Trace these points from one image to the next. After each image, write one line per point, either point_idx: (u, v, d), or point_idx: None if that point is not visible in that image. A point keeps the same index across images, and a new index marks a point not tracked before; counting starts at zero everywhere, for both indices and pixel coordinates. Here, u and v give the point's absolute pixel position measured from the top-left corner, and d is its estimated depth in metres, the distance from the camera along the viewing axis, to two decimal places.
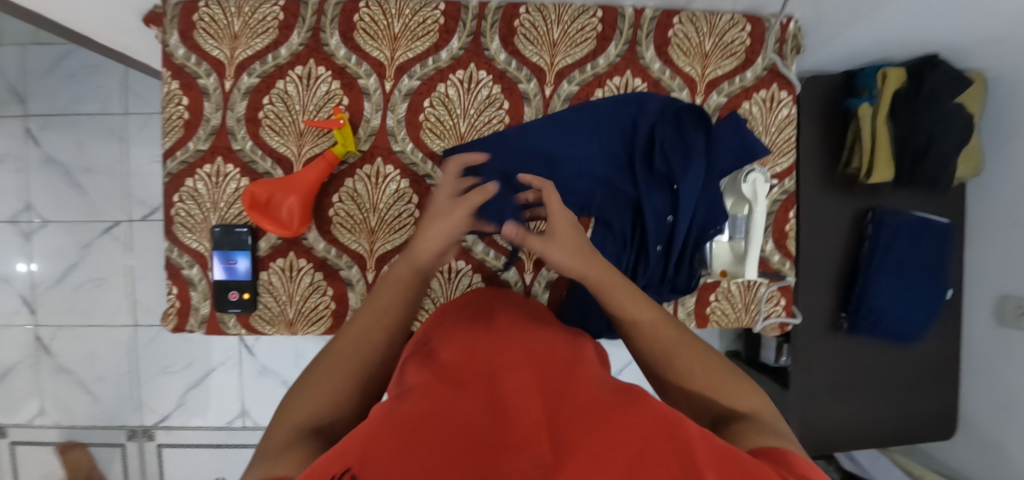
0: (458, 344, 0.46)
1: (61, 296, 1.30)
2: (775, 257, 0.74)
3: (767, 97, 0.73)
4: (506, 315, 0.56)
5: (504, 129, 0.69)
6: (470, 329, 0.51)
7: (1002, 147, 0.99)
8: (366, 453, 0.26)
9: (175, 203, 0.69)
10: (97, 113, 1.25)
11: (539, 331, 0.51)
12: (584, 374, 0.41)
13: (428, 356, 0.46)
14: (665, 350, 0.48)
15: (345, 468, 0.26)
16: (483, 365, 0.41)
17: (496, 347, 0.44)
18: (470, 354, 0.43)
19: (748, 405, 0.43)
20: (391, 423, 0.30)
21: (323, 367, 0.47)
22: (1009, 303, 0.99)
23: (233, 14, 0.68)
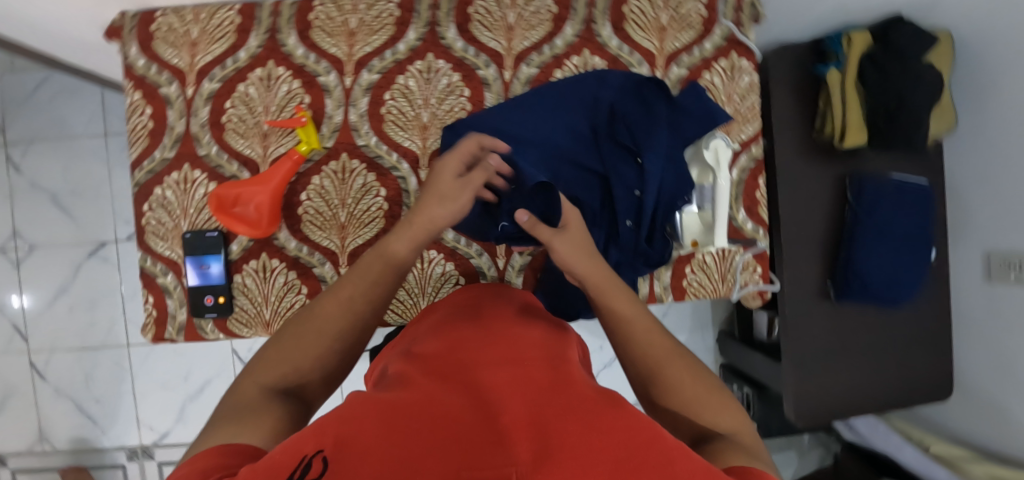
0: (447, 344, 0.46)
1: (54, 321, 1.30)
2: (748, 225, 0.74)
3: (728, 66, 0.73)
4: (496, 313, 0.55)
5: (476, 116, 0.68)
6: (456, 328, 0.50)
7: (974, 104, 0.99)
8: (343, 437, 0.26)
9: (145, 212, 0.69)
10: (78, 137, 1.26)
11: (525, 328, 0.51)
12: (567, 372, 0.41)
13: (412, 354, 0.46)
14: (654, 361, 0.47)
15: (320, 450, 0.26)
16: (466, 364, 0.40)
17: (485, 348, 0.44)
18: (458, 354, 0.43)
19: (729, 425, 0.40)
20: (370, 411, 0.30)
21: (303, 324, 0.47)
22: (994, 259, 0.98)
23: (190, 22, 0.69)
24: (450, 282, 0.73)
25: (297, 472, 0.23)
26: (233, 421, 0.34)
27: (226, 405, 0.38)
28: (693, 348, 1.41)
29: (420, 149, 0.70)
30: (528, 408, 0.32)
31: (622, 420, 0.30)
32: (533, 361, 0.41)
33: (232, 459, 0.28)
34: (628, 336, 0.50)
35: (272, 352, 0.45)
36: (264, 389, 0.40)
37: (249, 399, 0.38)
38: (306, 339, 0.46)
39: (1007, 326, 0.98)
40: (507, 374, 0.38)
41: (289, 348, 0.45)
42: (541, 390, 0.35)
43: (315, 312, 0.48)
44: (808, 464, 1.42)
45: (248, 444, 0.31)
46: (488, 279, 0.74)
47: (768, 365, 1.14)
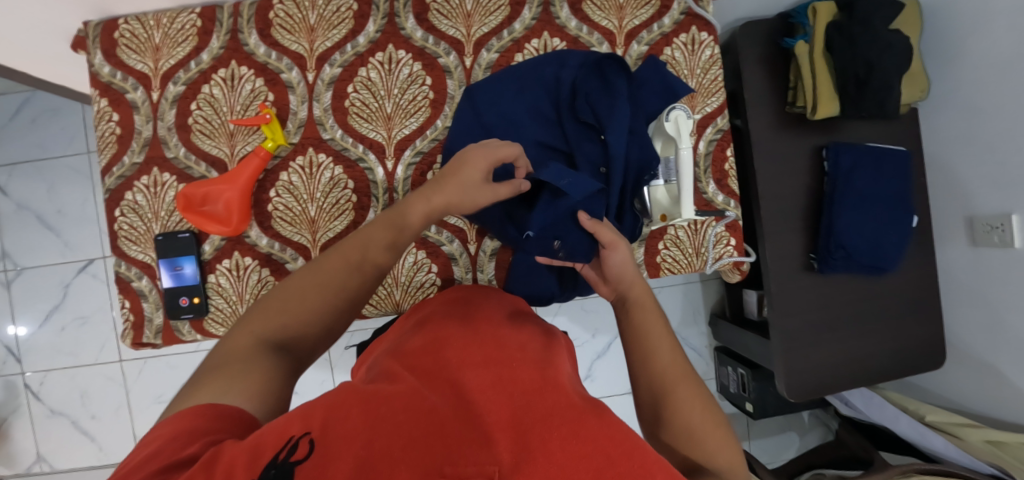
0: (433, 342, 0.44)
1: (46, 341, 1.31)
2: (719, 198, 0.75)
3: (688, 40, 0.73)
4: (485, 310, 0.53)
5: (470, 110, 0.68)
6: (443, 321, 0.50)
7: (944, 68, 0.99)
8: (328, 426, 0.27)
9: (117, 217, 0.70)
10: (61, 156, 1.27)
11: (511, 322, 0.51)
12: (553, 368, 0.40)
13: (400, 349, 0.46)
14: (664, 380, 0.47)
15: (304, 438, 0.26)
16: (453, 356, 0.41)
17: (471, 344, 0.42)
18: (445, 352, 0.41)
19: (723, 462, 0.42)
20: (355, 401, 0.31)
21: (306, 281, 0.47)
22: (975, 222, 0.98)
23: (153, 28, 0.70)
24: (423, 270, 0.73)
25: (281, 456, 0.25)
26: (219, 382, 0.35)
27: (219, 356, 0.40)
28: (686, 332, 1.41)
29: (386, 139, 0.71)
30: (512, 406, 0.31)
31: (606, 426, 0.30)
32: (519, 354, 0.41)
33: (214, 420, 0.30)
34: (645, 349, 0.50)
35: (272, 300, 0.46)
36: (257, 345, 0.41)
37: (241, 351, 0.40)
38: (303, 293, 0.46)
39: (994, 289, 0.97)
40: (493, 366, 0.38)
41: (290, 304, 0.45)
42: (527, 385, 0.35)
43: (322, 267, 0.48)
44: (809, 443, 1.42)
45: (235, 406, 0.33)
46: (460, 266, 0.74)
47: (759, 343, 1.13)
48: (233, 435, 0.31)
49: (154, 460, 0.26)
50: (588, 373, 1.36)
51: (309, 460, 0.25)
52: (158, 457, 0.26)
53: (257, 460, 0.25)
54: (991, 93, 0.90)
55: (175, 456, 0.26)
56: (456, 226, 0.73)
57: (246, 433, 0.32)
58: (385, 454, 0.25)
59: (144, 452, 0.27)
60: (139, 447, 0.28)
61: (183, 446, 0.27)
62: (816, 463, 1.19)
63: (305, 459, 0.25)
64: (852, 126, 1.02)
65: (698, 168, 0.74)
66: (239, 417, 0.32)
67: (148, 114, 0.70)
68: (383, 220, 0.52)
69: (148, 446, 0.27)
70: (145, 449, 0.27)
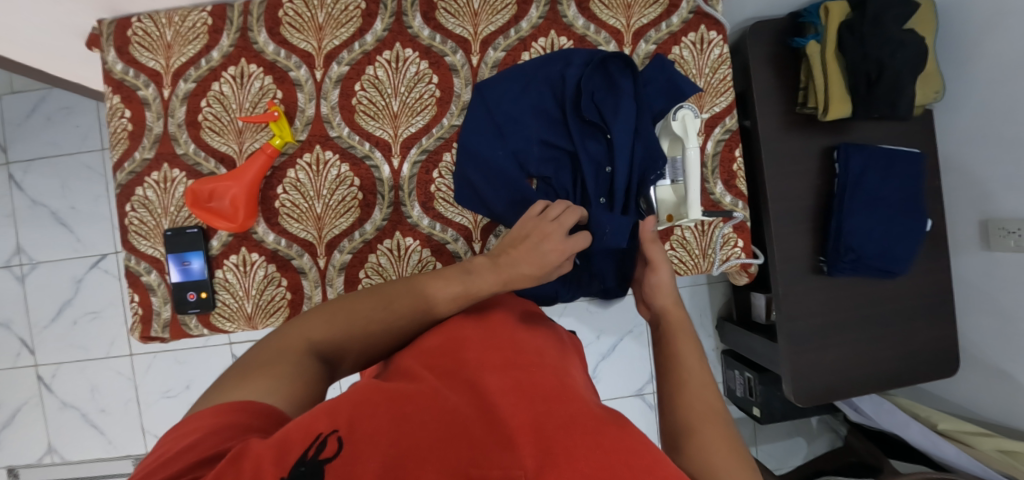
0: (452, 345, 0.45)
1: (59, 334, 1.33)
2: (726, 199, 0.74)
3: (697, 39, 0.73)
4: (503, 313, 0.53)
5: (478, 111, 0.68)
6: (458, 321, 0.50)
7: (960, 69, 0.97)
8: (354, 424, 0.28)
9: (127, 212, 0.71)
10: (75, 152, 1.30)
11: (528, 327, 0.51)
12: (571, 380, 0.41)
13: (416, 350, 0.47)
14: (688, 417, 0.44)
15: (334, 431, 0.27)
16: (472, 361, 0.41)
17: (493, 351, 0.43)
18: (466, 358, 0.42)
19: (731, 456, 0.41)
20: (379, 400, 0.32)
21: (366, 306, 0.51)
22: (991, 226, 0.96)
23: (165, 26, 0.71)
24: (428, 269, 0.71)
25: (310, 452, 0.25)
26: (258, 375, 0.38)
27: (272, 349, 0.43)
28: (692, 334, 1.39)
29: (392, 137, 0.71)
30: (533, 415, 0.31)
31: (629, 440, 0.29)
32: (537, 363, 0.41)
33: (257, 417, 0.33)
34: (676, 387, 0.48)
35: (332, 312, 0.50)
36: (305, 347, 0.45)
37: (292, 351, 0.43)
38: (363, 318, 0.50)
39: (1010, 295, 0.95)
40: (513, 373, 0.38)
41: (350, 321, 0.50)
42: (547, 394, 0.35)
43: (390, 303, 0.52)
44: (817, 450, 1.39)
45: (269, 404, 0.35)
46: None
47: (767, 346, 1.11)
48: (264, 429, 0.32)
49: (191, 453, 0.27)
50: (593, 375, 1.36)
51: (338, 458, 0.25)
52: (196, 449, 0.27)
53: (287, 454, 0.25)
54: (1008, 95, 0.88)
55: (213, 449, 0.27)
56: (461, 224, 0.71)
57: (277, 427, 0.33)
58: (410, 455, 0.26)
59: (181, 443, 0.28)
60: (176, 436, 0.29)
61: (221, 442, 0.28)
62: (823, 469, 1.17)
63: (334, 456, 0.25)
64: (864, 127, 1.00)
65: (705, 169, 0.74)
66: (275, 415, 0.34)
67: (157, 110, 0.71)
68: (455, 274, 0.55)
69: (186, 439, 0.29)
70: (191, 435, 0.29)
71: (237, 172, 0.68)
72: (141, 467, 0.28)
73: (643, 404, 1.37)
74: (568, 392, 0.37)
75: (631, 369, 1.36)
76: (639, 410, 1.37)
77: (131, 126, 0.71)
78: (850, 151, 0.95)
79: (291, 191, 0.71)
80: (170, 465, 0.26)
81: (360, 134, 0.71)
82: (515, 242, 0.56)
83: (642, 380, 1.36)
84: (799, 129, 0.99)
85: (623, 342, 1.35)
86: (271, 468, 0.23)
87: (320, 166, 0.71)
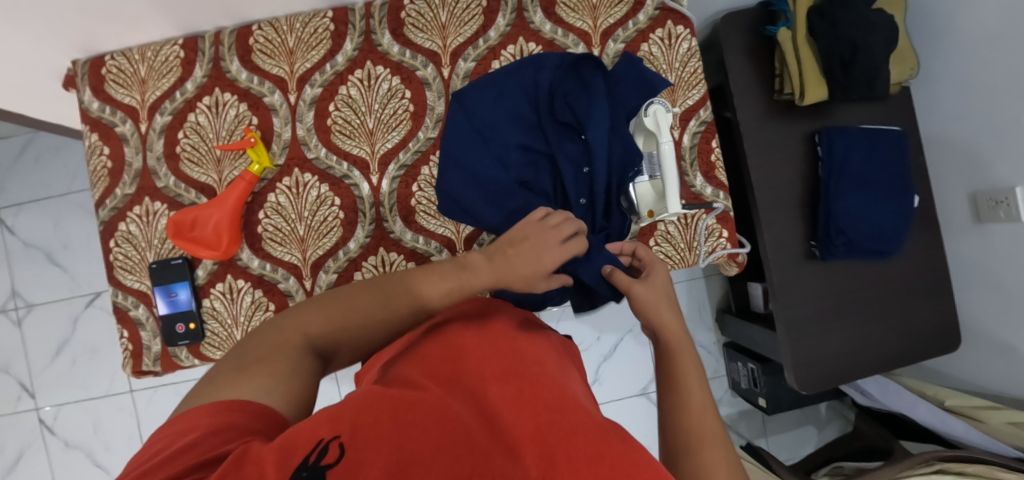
0: (451, 353, 0.44)
1: (58, 374, 1.33)
2: (708, 190, 0.74)
3: (665, 35, 0.73)
4: (502, 320, 0.53)
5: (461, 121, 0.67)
6: (458, 329, 0.50)
7: (935, 43, 0.97)
8: (356, 429, 0.28)
9: (112, 248, 0.71)
10: (66, 192, 1.31)
11: (528, 333, 0.51)
12: (571, 389, 0.40)
13: (413, 356, 0.46)
14: (690, 437, 0.42)
15: (335, 437, 0.27)
16: (473, 368, 0.41)
17: (495, 358, 0.42)
18: (464, 367, 0.41)
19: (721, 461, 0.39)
20: (381, 405, 0.31)
21: (368, 303, 0.52)
22: (979, 198, 0.96)
23: (138, 61, 0.72)
24: None
25: (312, 457, 0.25)
26: (257, 371, 0.39)
27: (269, 343, 0.44)
28: (693, 329, 1.38)
29: (370, 154, 0.71)
30: (535, 424, 0.31)
31: (630, 447, 0.30)
32: (537, 370, 0.41)
33: (253, 417, 0.32)
34: (676, 404, 0.46)
35: (331, 308, 0.51)
36: (303, 343, 0.46)
37: (290, 347, 0.44)
38: (362, 314, 0.51)
39: (1006, 266, 0.94)
40: (514, 382, 0.38)
41: (351, 317, 0.50)
42: (550, 402, 0.35)
43: (390, 302, 0.52)
44: (829, 436, 1.38)
45: (266, 404, 0.35)
46: None
47: (766, 335, 1.10)
48: (264, 431, 0.32)
49: (192, 452, 0.26)
50: (596, 377, 1.34)
51: (339, 463, 0.25)
52: (195, 449, 0.27)
53: (289, 460, 0.25)
54: (983, 66, 0.89)
55: (215, 450, 0.27)
56: (443, 235, 0.71)
57: (274, 428, 0.33)
58: (413, 460, 0.25)
59: (182, 441, 0.27)
60: (173, 433, 0.29)
61: (222, 443, 0.28)
62: (835, 456, 1.16)
63: (334, 463, 0.25)
64: (844, 109, 1.00)
65: (684, 162, 0.74)
66: (272, 416, 0.34)
67: (134, 145, 0.72)
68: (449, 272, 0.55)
69: (184, 437, 0.28)
70: (186, 434, 0.28)
71: (225, 197, 0.69)
72: (133, 467, 0.27)
73: (648, 402, 1.35)
74: (570, 400, 0.36)
75: (633, 368, 1.35)
76: (645, 409, 1.35)
77: (111, 162, 0.72)
78: (832, 133, 0.96)
79: (275, 216, 0.71)
80: (168, 463, 0.25)
81: (338, 154, 0.71)
82: (514, 242, 0.55)
83: (646, 378, 1.35)
84: (779, 116, 0.99)
85: (624, 341, 1.35)
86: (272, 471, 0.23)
87: (301, 189, 0.71)
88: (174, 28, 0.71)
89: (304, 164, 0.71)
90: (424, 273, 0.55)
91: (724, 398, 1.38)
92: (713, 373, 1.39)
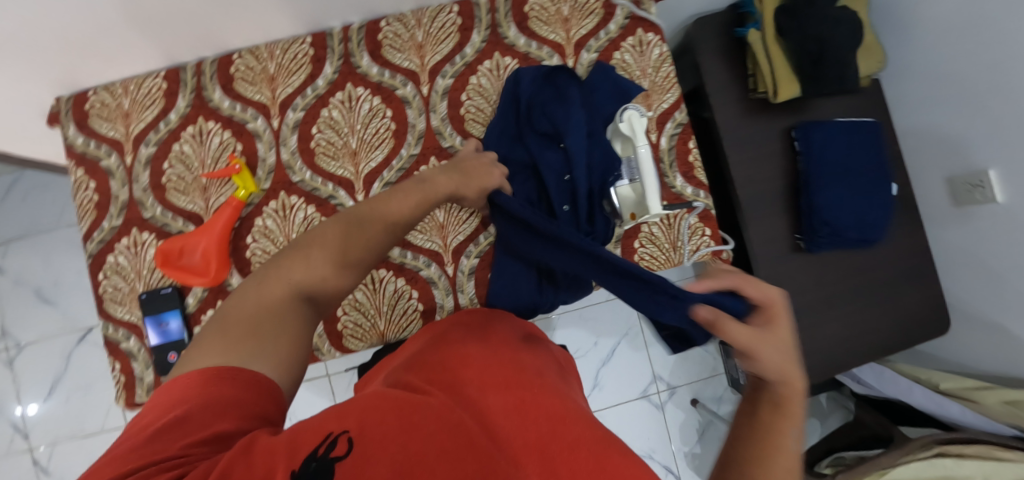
0: (453, 355, 0.46)
1: (52, 414, 1.31)
2: (688, 190, 0.75)
3: (636, 43, 0.75)
4: (502, 330, 0.54)
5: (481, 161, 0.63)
6: (460, 337, 0.51)
7: (900, 35, 1.00)
8: (364, 425, 0.30)
9: (101, 281, 0.71)
10: (55, 228, 1.31)
11: (529, 346, 0.52)
12: (570, 399, 0.42)
13: (416, 361, 0.47)
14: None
15: (345, 432, 0.29)
16: (475, 371, 0.42)
17: (497, 364, 0.44)
18: (468, 369, 0.42)
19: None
20: (387, 403, 0.33)
21: (342, 234, 0.49)
22: (957, 182, 0.98)
23: (122, 95, 0.73)
24: (404, 297, 0.73)
25: (321, 450, 0.28)
26: (242, 334, 0.39)
27: (253, 298, 0.42)
28: None
29: (354, 175, 0.72)
30: (537, 437, 0.33)
31: (630, 461, 0.32)
32: (538, 380, 0.42)
33: (246, 388, 0.35)
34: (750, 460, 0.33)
35: (306, 250, 0.47)
36: (286, 294, 0.44)
37: (275, 304, 0.42)
38: (340, 244, 0.48)
39: (987, 247, 0.96)
40: (514, 389, 0.39)
41: (326, 253, 0.47)
42: (551, 413, 0.36)
43: (364, 224, 0.50)
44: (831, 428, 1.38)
45: (259, 371, 0.37)
46: (440, 288, 0.74)
47: None
48: (255, 402, 0.34)
49: (181, 430, 0.30)
50: (595, 382, 1.34)
51: (348, 457, 0.27)
52: (181, 428, 0.30)
53: (299, 451, 0.27)
54: (947, 55, 0.92)
55: (199, 432, 0.30)
56: (431, 249, 0.74)
57: (265, 398, 0.35)
58: (421, 464, 0.27)
59: (169, 416, 0.31)
60: (163, 404, 0.32)
61: (212, 420, 0.31)
62: (837, 447, 1.16)
63: (344, 456, 0.27)
64: (819, 103, 1.02)
65: (663, 163, 0.75)
66: (269, 387, 0.36)
67: (119, 178, 0.72)
68: (417, 190, 0.55)
69: (174, 410, 0.32)
70: (174, 411, 0.31)
71: (211, 224, 0.70)
72: (128, 433, 0.31)
73: (650, 404, 1.35)
74: (569, 409, 0.38)
75: (632, 370, 1.35)
76: (647, 412, 1.35)
77: (97, 196, 0.72)
78: (808, 128, 0.98)
79: (263, 241, 0.72)
80: (158, 441, 0.29)
81: (323, 175, 0.72)
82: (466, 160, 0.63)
83: (645, 380, 1.36)
84: (755, 113, 1.01)
85: (620, 345, 1.35)
86: (283, 465, 0.26)
87: (289, 211, 0.72)
88: (157, 61, 0.73)
89: (289, 186, 0.72)
90: (395, 195, 0.54)
91: (725, 396, 1.38)
92: (712, 372, 1.39)
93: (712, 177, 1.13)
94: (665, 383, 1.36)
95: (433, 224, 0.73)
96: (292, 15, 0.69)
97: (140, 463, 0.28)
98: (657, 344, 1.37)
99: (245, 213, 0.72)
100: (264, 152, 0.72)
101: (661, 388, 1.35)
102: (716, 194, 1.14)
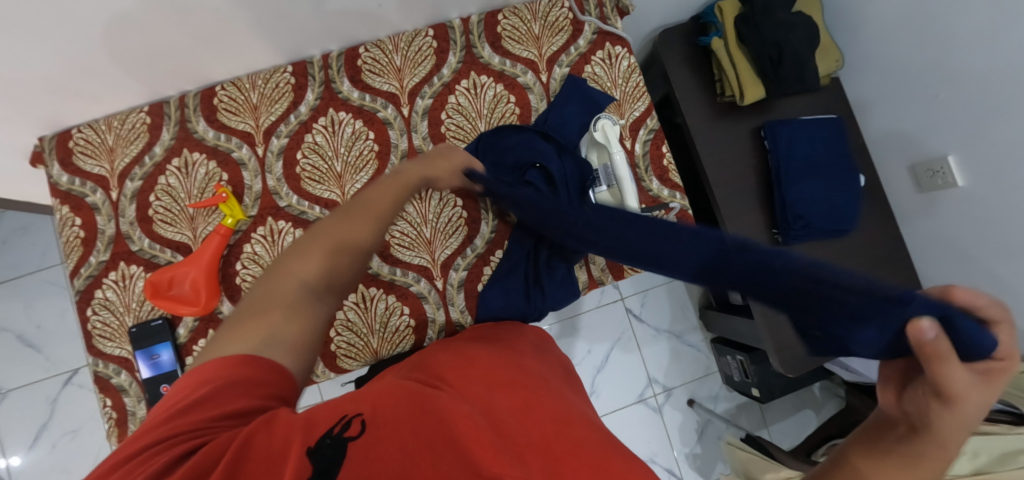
0: (462, 354, 0.47)
1: (38, 463, 1.27)
2: (664, 192, 0.78)
3: (605, 56, 0.79)
4: (506, 336, 0.55)
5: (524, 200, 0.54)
6: (464, 343, 0.52)
7: (852, 36, 1.06)
8: (375, 410, 0.35)
9: (89, 317, 0.71)
10: (36, 270, 1.29)
11: (537, 353, 0.53)
12: (573, 402, 0.44)
13: (425, 359, 0.48)
14: None
15: (358, 413, 0.35)
16: (483, 367, 0.43)
17: (504, 365, 0.45)
18: (476, 366, 0.44)
19: None
20: (401, 398, 0.36)
21: (336, 228, 0.53)
22: (919, 169, 1.03)
23: (105, 131, 0.74)
24: (396, 314, 0.74)
25: (336, 429, 0.33)
26: (252, 324, 0.43)
27: (262, 295, 0.47)
28: (681, 331, 1.41)
29: (340, 197, 0.74)
30: (542, 434, 0.35)
31: (628, 465, 0.33)
32: (542, 383, 0.44)
33: (265, 372, 0.39)
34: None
35: (308, 246, 0.52)
36: (291, 287, 0.48)
37: (281, 297, 0.46)
38: (336, 238, 0.52)
39: (953, 229, 1.01)
40: (521, 389, 0.40)
41: (325, 247, 0.52)
42: (555, 414, 0.38)
43: (354, 216, 0.55)
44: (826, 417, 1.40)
45: (273, 360, 0.41)
46: (430, 303, 0.75)
47: (747, 325, 1.14)
48: (271, 384, 0.39)
49: (208, 404, 0.36)
50: (592, 389, 1.35)
51: (358, 437, 0.33)
52: (210, 403, 0.36)
53: (314, 434, 0.33)
54: (897, 51, 0.98)
55: (225, 407, 0.36)
56: (419, 265, 0.75)
57: (281, 382, 0.40)
58: (434, 463, 0.31)
59: (198, 391, 0.36)
60: (190, 382, 0.38)
61: (236, 398, 0.36)
62: (833, 434, 1.17)
63: (355, 436, 0.33)
64: (783, 102, 1.08)
65: (639, 168, 0.78)
66: (282, 374, 0.41)
67: (105, 213, 0.73)
68: (398, 179, 0.59)
69: (205, 385, 0.37)
70: (202, 388, 0.37)
71: (200, 253, 0.70)
72: (162, 405, 0.37)
73: (647, 407, 1.36)
74: (571, 411, 0.40)
75: (628, 374, 1.37)
76: (646, 415, 1.36)
77: (83, 232, 0.72)
78: (775, 127, 1.03)
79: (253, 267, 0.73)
80: (193, 411, 0.35)
81: (308, 198, 0.74)
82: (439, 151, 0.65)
83: (641, 383, 1.37)
84: (725, 116, 1.06)
85: (614, 350, 1.37)
86: (301, 440, 0.32)
87: (277, 236, 0.73)
88: (140, 96, 0.74)
89: (275, 212, 0.73)
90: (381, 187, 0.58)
91: (720, 393, 1.40)
92: (706, 370, 1.41)
93: (688, 178, 1.17)
94: (661, 385, 1.38)
95: (420, 240, 0.75)
96: (273, 46, 0.72)
97: (171, 432, 0.33)
98: (651, 345, 1.39)
99: (233, 240, 0.73)
100: (249, 179, 0.74)
101: (658, 390, 1.37)
102: (694, 193, 1.18)
